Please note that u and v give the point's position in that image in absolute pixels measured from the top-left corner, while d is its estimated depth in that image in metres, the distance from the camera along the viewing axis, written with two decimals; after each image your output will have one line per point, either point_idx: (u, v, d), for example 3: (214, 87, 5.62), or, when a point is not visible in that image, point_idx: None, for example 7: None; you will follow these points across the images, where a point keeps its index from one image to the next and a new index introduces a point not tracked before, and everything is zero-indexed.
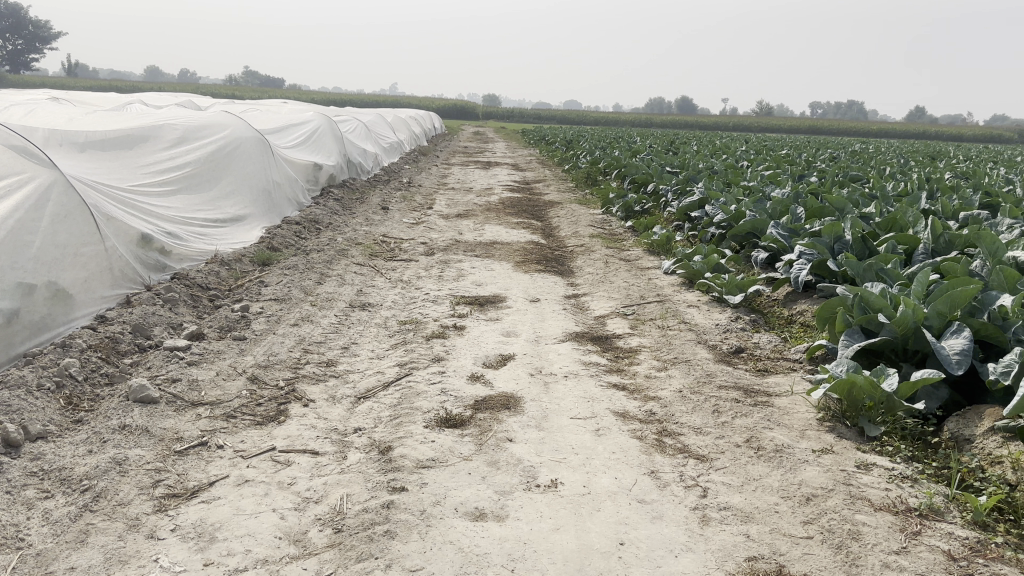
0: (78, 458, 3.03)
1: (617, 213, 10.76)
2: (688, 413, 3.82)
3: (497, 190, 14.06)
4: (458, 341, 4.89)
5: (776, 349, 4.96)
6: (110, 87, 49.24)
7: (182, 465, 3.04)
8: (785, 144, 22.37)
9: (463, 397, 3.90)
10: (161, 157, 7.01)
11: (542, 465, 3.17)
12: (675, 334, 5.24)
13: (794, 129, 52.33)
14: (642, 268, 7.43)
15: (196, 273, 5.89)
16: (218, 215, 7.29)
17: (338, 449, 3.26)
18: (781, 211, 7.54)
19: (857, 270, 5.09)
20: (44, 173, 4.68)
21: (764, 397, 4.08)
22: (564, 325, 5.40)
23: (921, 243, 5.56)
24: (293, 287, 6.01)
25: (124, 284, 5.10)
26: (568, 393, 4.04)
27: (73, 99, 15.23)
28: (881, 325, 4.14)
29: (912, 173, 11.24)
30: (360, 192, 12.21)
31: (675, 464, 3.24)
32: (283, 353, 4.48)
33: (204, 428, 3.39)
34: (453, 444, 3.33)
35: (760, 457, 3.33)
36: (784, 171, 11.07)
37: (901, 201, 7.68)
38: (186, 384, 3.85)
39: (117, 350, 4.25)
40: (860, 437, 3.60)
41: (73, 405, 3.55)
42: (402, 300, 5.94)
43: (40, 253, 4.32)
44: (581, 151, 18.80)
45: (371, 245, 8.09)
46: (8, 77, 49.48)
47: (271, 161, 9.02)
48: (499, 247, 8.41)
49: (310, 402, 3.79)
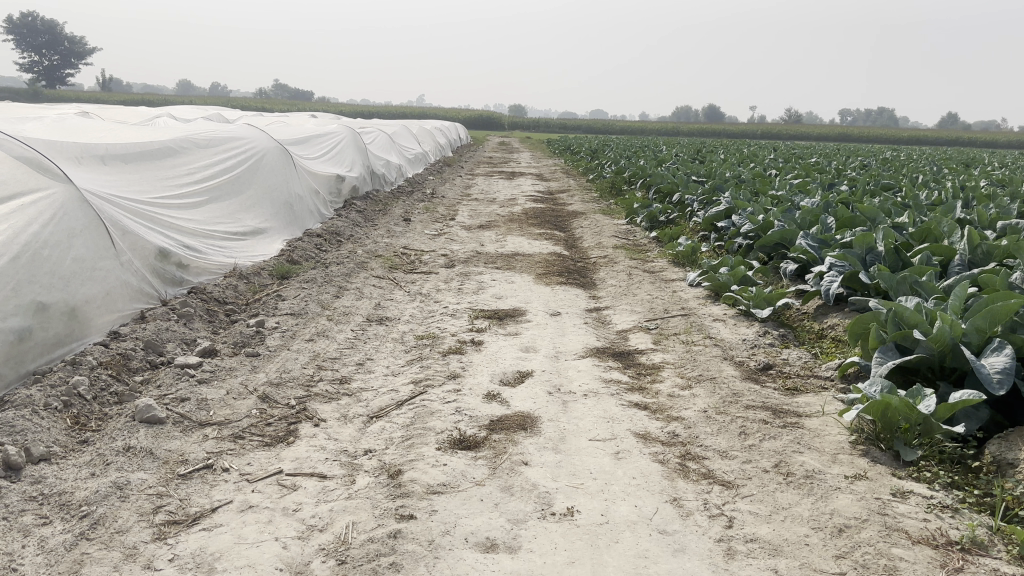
0: (79, 482, 2.95)
1: (642, 223, 10.59)
2: (713, 435, 3.65)
3: (521, 200, 13.97)
4: (475, 357, 4.77)
5: (807, 366, 4.77)
6: (141, 100, 50.01)
7: (185, 490, 2.94)
8: (812, 152, 22.07)
9: (478, 417, 3.77)
10: (181, 169, 6.97)
11: (558, 491, 3.03)
12: (701, 350, 5.07)
13: (823, 136, 51.71)
14: (666, 280, 7.26)
15: (214, 287, 5.83)
16: (237, 227, 7.25)
17: (347, 473, 3.15)
18: (810, 221, 7.33)
19: (890, 283, 4.90)
20: (59, 187, 4.65)
21: (794, 418, 3.90)
22: (585, 340, 5.26)
23: (957, 254, 5.35)
24: (310, 301, 5.93)
25: (141, 300, 5.04)
26: (587, 413, 3.89)
27: (102, 112, 15.39)
28: (917, 342, 3.95)
29: (945, 181, 10.94)
30: (383, 204, 12.15)
31: (698, 491, 3.08)
32: (296, 369, 4.40)
33: (211, 450, 3.29)
34: (466, 468, 3.20)
35: (790, 484, 3.16)
36: (814, 180, 10.83)
37: (936, 210, 7.44)
38: (194, 404, 3.76)
39: (128, 368, 4.18)
40: (895, 462, 3.40)
41: (80, 425, 3.47)
42: (421, 314, 5.84)
43: (55, 269, 4.26)
44: (605, 160, 18.60)
45: (391, 258, 8.01)
46: (43, 91, 50.43)
47: (292, 174, 8.98)
48: (521, 259, 8.28)
49: (321, 422, 3.69)
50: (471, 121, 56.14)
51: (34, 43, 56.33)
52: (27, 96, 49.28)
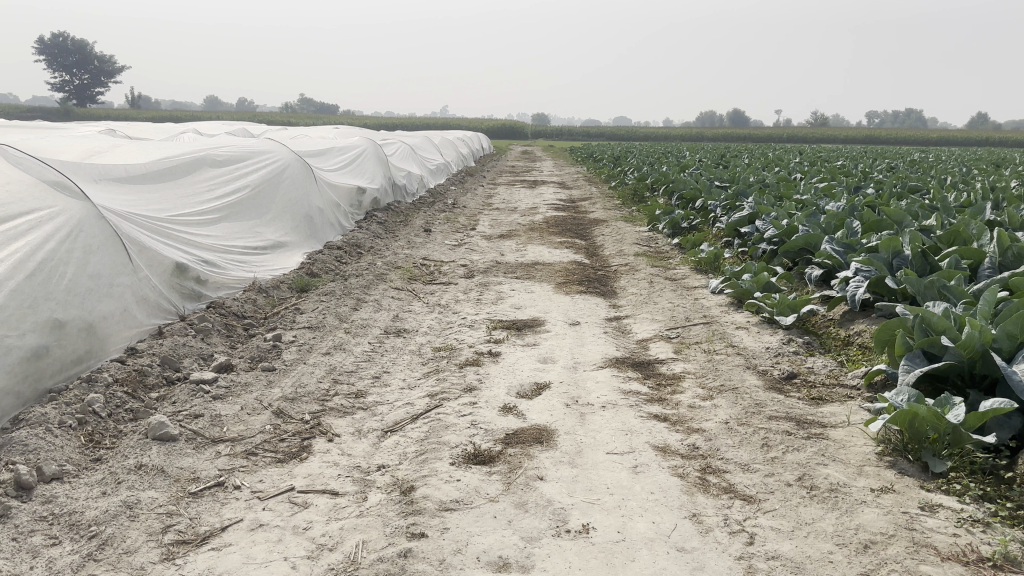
0: (90, 501, 2.94)
1: (664, 230, 10.47)
2: (734, 448, 3.56)
3: (543, 209, 13.92)
4: (492, 369, 4.71)
5: (832, 375, 4.66)
6: (168, 116, 50.83)
7: (196, 508, 2.92)
8: (837, 156, 21.84)
9: (493, 431, 3.71)
10: (201, 186, 7.00)
11: (574, 507, 2.96)
12: (722, 359, 4.97)
13: (851, 139, 51.14)
14: (688, 288, 7.16)
15: (232, 302, 5.84)
16: (258, 242, 7.26)
17: (359, 490, 3.10)
18: (836, 225, 7.21)
19: (917, 288, 4.79)
20: (77, 204, 4.69)
21: (818, 429, 3.80)
22: (605, 350, 5.18)
23: (987, 257, 5.23)
24: (328, 314, 5.92)
25: (159, 315, 5.05)
26: (605, 425, 3.82)
27: (129, 130, 15.59)
28: (945, 349, 3.84)
29: (976, 182, 10.72)
30: (404, 215, 12.16)
31: (718, 506, 3.00)
32: (312, 384, 4.36)
33: (222, 467, 3.28)
34: (480, 483, 3.14)
35: (813, 499, 3.06)
36: (840, 183, 10.66)
37: (965, 212, 7.27)
38: (208, 420, 3.75)
39: (144, 384, 4.18)
40: (923, 474, 3.29)
41: (94, 442, 3.47)
42: (439, 326, 5.79)
43: (72, 285, 4.28)
44: (628, 167, 18.48)
45: (410, 269, 7.99)
46: (75, 110, 51.40)
47: (313, 187, 9.01)
48: (541, 269, 8.22)
49: (335, 437, 3.65)
50: (494, 130, 56.27)
51: (64, 63, 57.41)
52: (57, 116, 50.22)
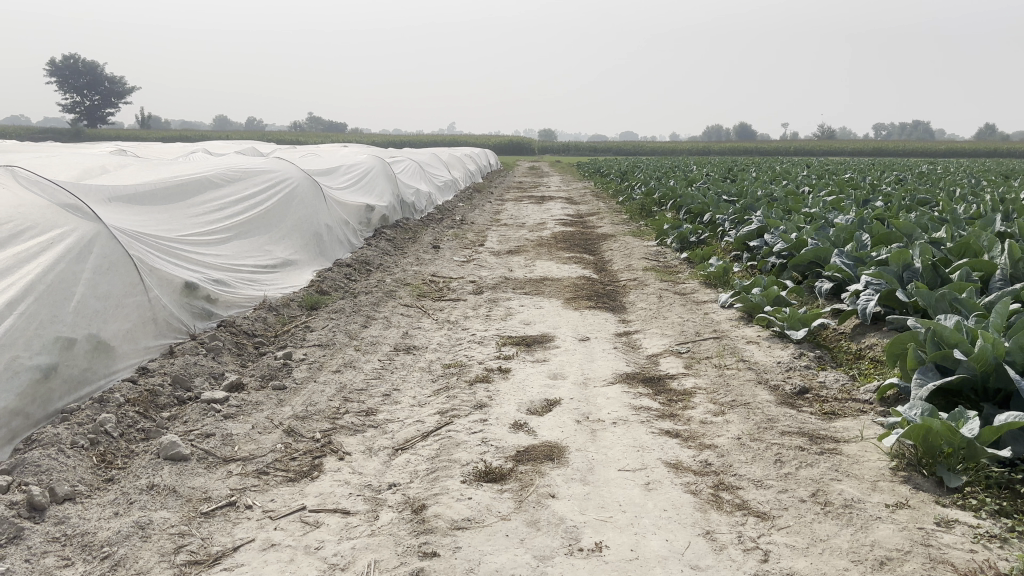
0: (102, 522, 2.95)
1: (673, 244, 10.45)
2: (747, 464, 3.54)
3: (551, 225, 13.93)
4: (502, 385, 4.70)
5: (844, 390, 4.63)
6: (177, 135, 51.21)
7: (208, 529, 2.92)
8: (844, 168, 21.85)
9: (504, 448, 3.70)
10: (212, 206, 7.05)
11: (586, 525, 2.94)
12: (733, 374, 4.95)
13: (857, 151, 51.19)
14: (698, 303, 7.15)
15: (242, 320, 5.85)
16: (268, 260, 7.30)
17: (370, 508, 3.09)
18: (845, 237, 7.20)
19: (929, 301, 4.78)
20: (88, 225, 4.72)
21: (832, 444, 3.77)
22: (615, 366, 5.17)
23: (998, 269, 5.23)
24: (338, 332, 5.93)
25: (169, 334, 5.07)
26: (616, 442, 3.80)
27: (139, 150, 15.69)
28: (958, 362, 3.83)
29: (985, 193, 10.69)
30: (412, 232, 12.19)
31: (732, 524, 2.97)
32: (322, 402, 4.36)
33: (234, 487, 3.28)
34: (491, 501, 3.13)
35: (828, 515, 3.04)
36: (848, 196, 10.64)
37: (975, 224, 7.26)
38: (219, 440, 3.76)
39: (156, 404, 4.19)
40: (938, 489, 3.26)
41: (106, 463, 3.49)
42: (449, 343, 5.79)
43: (80, 306, 4.29)
44: (635, 181, 18.48)
45: (419, 286, 8.00)
46: (86, 131, 51.89)
47: (322, 205, 9.05)
48: (550, 284, 8.22)
49: (346, 455, 3.65)
50: (501, 147, 56.55)
51: (76, 84, 58.02)
52: (69, 136, 50.73)
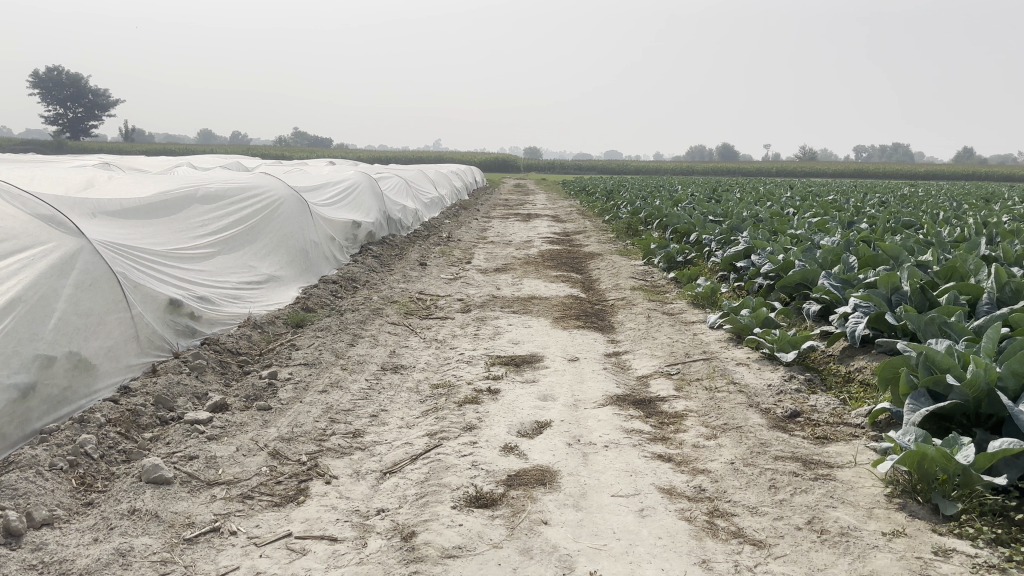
0: (81, 548, 2.86)
1: (660, 264, 10.44)
2: (741, 490, 3.49)
3: (537, 242, 13.91)
4: (492, 406, 4.64)
5: (836, 414, 4.60)
6: (161, 148, 50.99)
7: (191, 556, 2.83)
8: (825, 192, 22.08)
9: (495, 472, 3.63)
10: (196, 221, 6.96)
11: (580, 553, 2.88)
12: (724, 397, 4.91)
13: (840, 173, 51.79)
14: (687, 323, 7.12)
15: (227, 338, 5.76)
16: (252, 276, 7.20)
17: (358, 535, 3.02)
18: (832, 259, 7.22)
19: (918, 325, 4.78)
20: (71, 240, 4.64)
21: (825, 470, 3.74)
22: (604, 388, 5.11)
23: (985, 292, 5.25)
24: (324, 351, 5.84)
25: (151, 352, 4.97)
26: (608, 466, 3.75)
27: (123, 163, 15.53)
28: (950, 387, 3.81)
29: (968, 216, 10.77)
30: (399, 249, 12.12)
31: (728, 552, 2.93)
32: (308, 423, 4.28)
33: (218, 512, 3.19)
34: (483, 528, 3.06)
35: (824, 543, 2.99)
36: (833, 217, 10.68)
37: (960, 247, 7.32)
38: (203, 462, 3.67)
39: (138, 424, 4.09)
40: (934, 516, 3.23)
41: (86, 486, 3.39)
42: (437, 362, 5.72)
43: (62, 323, 4.20)
44: (621, 201, 18.49)
45: (406, 304, 7.93)
46: (68, 143, 51.52)
47: (308, 221, 8.98)
48: (538, 303, 8.17)
49: (333, 478, 3.57)
50: (486, 165, 56.69)
51: (58, 96, 57.55)
52: (51, 148, 50.39)
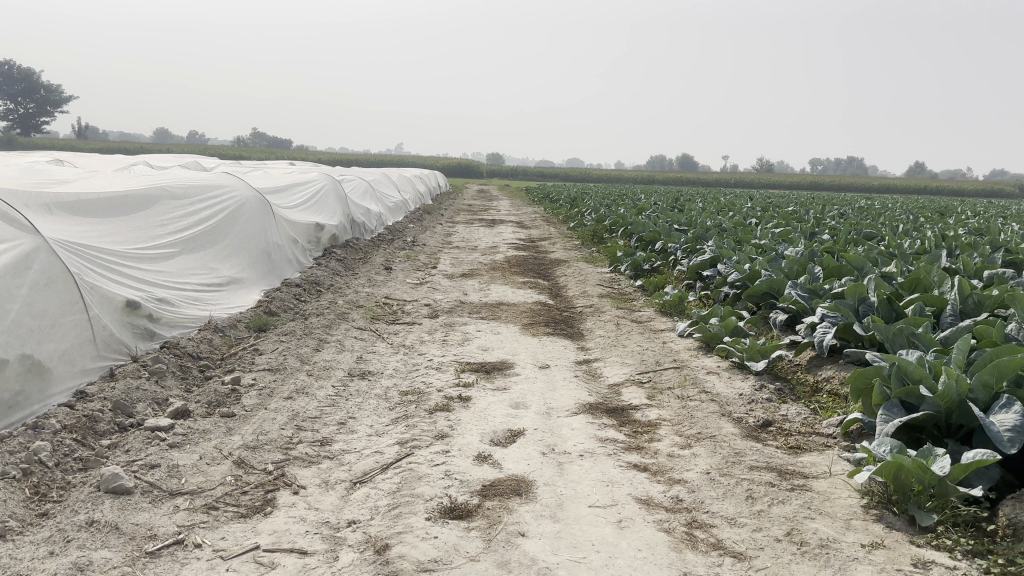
0: (36, 562, 2.72)
1: (626, 271, 10.46)
2: (718, 500, 3.46)
3: (503, 248, 13.86)
4: (463, 414, 4.55)
5: (807, 423, 4.60)
6: (116, 146, 49.95)
7: (153, 570, 2.70)
8: (784, 204, 22.43)
9: (469, 482, 3.55)
10: (155, 220, 6.75)
11: (560, 566, 2.82)
12: (697, 406, 4.89)
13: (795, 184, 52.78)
14: (655, 331, 7.11)
15: (187, 341, 5.58)
16: (213, 278, 7.01)
17: (329, 548, 2.91)
18: (797, 269, 7.27)
19: (886, 335, 4.79)
20: (25, 239, 4.45)
21: (801, 480, 3.72)
22: (577, 395, 5.06)
23: (949, 304, 5.32)
24: (289, 356, 5.69)
25: (110, 356, 4.79)
26: (583, 476, 3.69)
27: (77, 160, 15.08)
28: (923, 398, 3.82)
29: (925, 229, 11.02)
30: (363, 253, 11.95)
31: (708, 564, 2.88)
32: (274, 431, 4.15)
33: (181, 523, 3.06)
34: (458, 541, 2.97)
35: (805, 555, 2.96)
36: (795, 228, 10.82)
37: (921, 259, 7.44)
38: (165, 471, 3.53)
39: (95, 430, 3.91)
40: (910, 528, 3.21)
41: (40, 495, 3.24)
42: (405, 368, 5.61)
43: (14, 326, 4.02)
44: (584, 208, 18.56)
45: (372, 308, 7.80)
46: (17, 140, 50.15)
47: (271, 222, 8.79)
48: (506, 309, 8.10)
49: (301, 489, 3.45)
50: (449, 170, 56.59)
51: (10, 91, 55.99)
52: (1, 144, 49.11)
